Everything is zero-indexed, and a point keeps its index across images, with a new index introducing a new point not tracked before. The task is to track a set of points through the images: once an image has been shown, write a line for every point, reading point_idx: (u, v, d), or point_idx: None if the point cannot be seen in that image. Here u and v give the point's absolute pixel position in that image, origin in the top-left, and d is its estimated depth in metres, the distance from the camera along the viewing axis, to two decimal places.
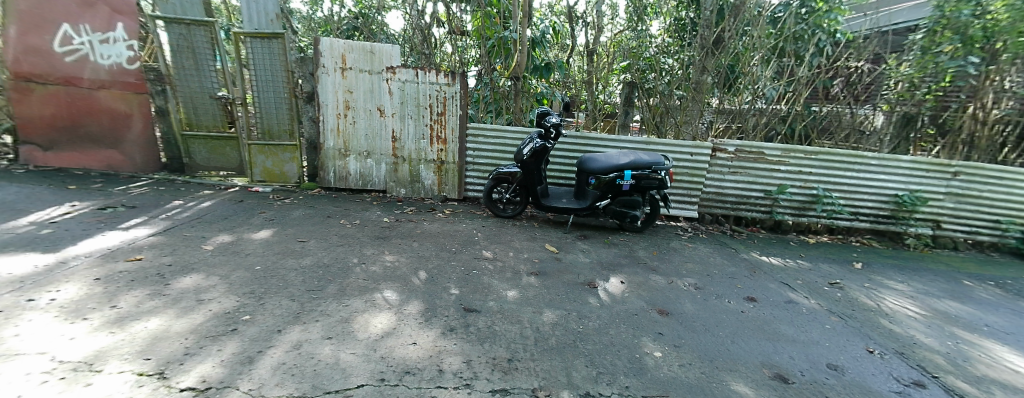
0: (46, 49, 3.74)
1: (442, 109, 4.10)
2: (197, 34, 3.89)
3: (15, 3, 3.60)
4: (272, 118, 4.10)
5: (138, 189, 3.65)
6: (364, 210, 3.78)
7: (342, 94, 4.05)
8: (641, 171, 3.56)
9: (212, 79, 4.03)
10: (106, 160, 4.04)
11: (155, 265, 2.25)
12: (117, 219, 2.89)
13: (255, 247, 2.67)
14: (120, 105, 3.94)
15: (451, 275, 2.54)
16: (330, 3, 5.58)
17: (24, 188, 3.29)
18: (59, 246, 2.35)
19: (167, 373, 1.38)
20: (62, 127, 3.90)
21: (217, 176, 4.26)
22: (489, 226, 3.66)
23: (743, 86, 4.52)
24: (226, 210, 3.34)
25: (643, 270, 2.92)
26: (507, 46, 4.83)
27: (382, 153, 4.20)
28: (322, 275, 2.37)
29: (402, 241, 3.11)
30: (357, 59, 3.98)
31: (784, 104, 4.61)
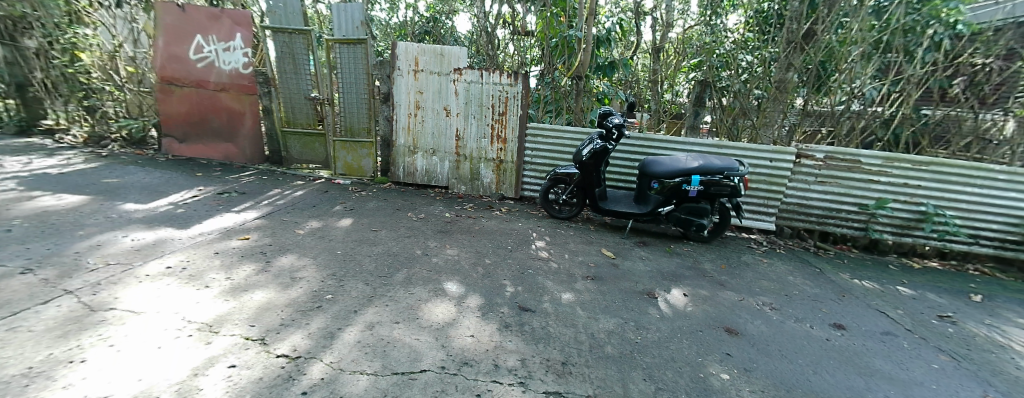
0: (185, 58, 4.49)
1: (504, 109, 4.18)
2: (298, 41, 4.37)
3: (165, 20, 4.43)
4: (353, 117, 4.49)
5: (246, 178, 4.22)
6: (428, 204, 3.99)
7: (414, 95, 4.32)
8: (711, 177, 3.31)
9: (308, 81, 4.50)
10: (224, 152, 4.73)
11: (257, 244, 2.59)
12: (230, 203, 3.37)
13: (336, 234, 2.95)
14: (235, 105, 4.56)
15: (508, 273, 2.59)
16: (404, 9, 5.96)
17: (164, 174, 3.97)
18: (188, 224, 2.81)
19: (267, 340, 1.59)
20: (192, 123, 4.66)
21: (306, 169, 4.77)
22: (545, 227, 3.67)
23: (836, 85, 4.03)
24: (314, 199, 3.73)
25: (708, 283, 2.73)
26: (571, 45, 4.77)
27: (446, 151, 4.40)
28: (390, 264, 2.55)
29: (461, 236, 3.23)
30: (428, 61, 4.21)
31: (888, 106, 4.06)
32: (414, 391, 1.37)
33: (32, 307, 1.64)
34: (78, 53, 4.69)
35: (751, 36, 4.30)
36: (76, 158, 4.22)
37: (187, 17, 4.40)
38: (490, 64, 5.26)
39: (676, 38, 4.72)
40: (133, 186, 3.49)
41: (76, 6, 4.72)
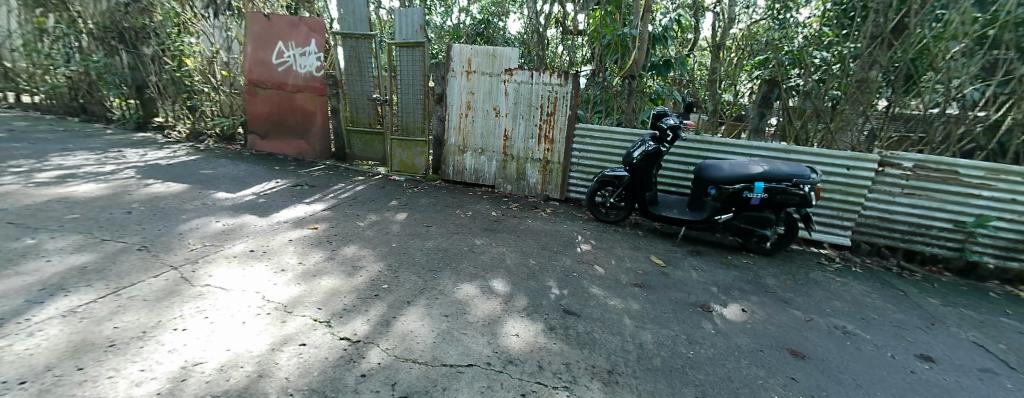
0: (268, 62, 4.97)
1: (553, 109, 4.16)
2: (363, 45, 4.67)
3: (252, 28, 4.91)
4: (409, 117, 4.71)
5: (316, 172, 4.60)
6: (475, 202, 4.09)
7: (466, 96, 4.44)
8: (778, 184, 3.04)
9: (370, 83, 4.78)
10: (297, 149, 5.19)
11: (323, 234, 2.81)
12: (302, 194, 3.69)
13: (393, 227, 3.12)
14: (308, 105, 4.97)
15: (554, 275, 2.58)
16: (458, 12, 6.14)
17: (248, 167, 4.44)
18: (266, 212, 3.12)
19: (332, 323, 1.73)
20: (272, 122, 5.16)
21: (366, 165, 5.09)
22: (592, 230, 3.60)
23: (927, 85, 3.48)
24: (373, 194, 3.98)
25: (771, 300, 2.52)
26: (625, 43, 4.61)
27: (495, 151, 4.47)
28: (439, 259, 2.64)
29: (508, 235, 3.26)
30: (480, 62, 4.31)
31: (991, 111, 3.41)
32: (462, 384, 1.41)
33: (146, 279, 1.91)
34: (185, 59, 5.32)
35: (827, 31, 3.84)
36: (179, 151, 4.84)
37: (270, 25, 4.86)
38: (538, 64, 5.26)
39: (738, 35, 4.43)
40: (222, 177, 3.93)
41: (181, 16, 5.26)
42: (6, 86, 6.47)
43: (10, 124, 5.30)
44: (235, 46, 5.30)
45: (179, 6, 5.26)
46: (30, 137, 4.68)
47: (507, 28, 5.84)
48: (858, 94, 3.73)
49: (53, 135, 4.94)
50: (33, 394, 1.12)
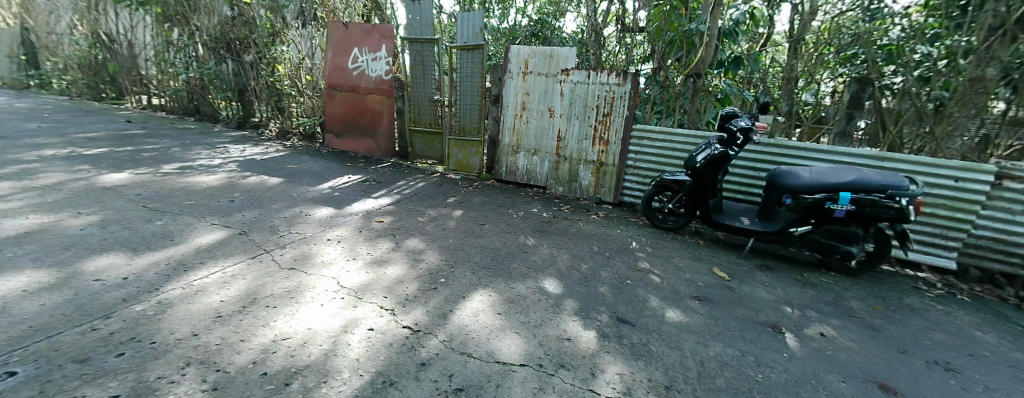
0: (344, 67, 5.40)
1: (609, 110, 4.06)
2: (427, 49, 4.91)
3: (333, 36, 5.39)
4: (466, 117, 4.86)
5: (381, 169, 4.93)
6: (527, 203, 4.11)
7: (521, 96, 4.48)
8: (867, 196, 2.67)
9: (432, 85, 5.01)
10: (365, 147, 5.59)
11: (387, 226, 2.99)
12: (370, 189, 3.96)
13: (450, 223, 3.24)
14: (376, 106, 5.34)
15: (607, 281, 2.52)
16: (515, 14, 6.21)
17: (323, 163, 4.87)
18: (339, 205, 3.39)
19: (396, 311, 1.84)
20: (344, 122, 5.61)
21: (425, 164, 5.34)
22: (648, 236, 3.46)
23: None
24: (431, 191, 4.16)
25: (855, 325, 2.25)
26: (691, 39, 4.32)
27: (548, 151, 4.45)
28: (493, 257, 2.69)
29: (560, 237, 3.24)
30: (537, 63, 4.32)
31: None
32: (515, 383, 1.43)
33: (245, 260, 2.18)
34: (278, 65, 5.86)
35: (932, 21, 3.31)
36: (270, 148, 5.45)
37: (347, 33, 5.29)
38: (594, 63, 5.17)
39: (821, 27, 3.94)
40: (303, 172, 4.34)
41: (277, 27, 5.78)
42: (140, 90, 7.67)
43: (143, 123, 6.28)
44: (317, 53, 5.82)
45: (273, 17, 5.74)
46: (158, 134, 5.51)
47: (563, 28, 5.81)
48: (966, 94, 3.14)
49: (174, 133, 5.79)
50: (161, 353, 1.34)
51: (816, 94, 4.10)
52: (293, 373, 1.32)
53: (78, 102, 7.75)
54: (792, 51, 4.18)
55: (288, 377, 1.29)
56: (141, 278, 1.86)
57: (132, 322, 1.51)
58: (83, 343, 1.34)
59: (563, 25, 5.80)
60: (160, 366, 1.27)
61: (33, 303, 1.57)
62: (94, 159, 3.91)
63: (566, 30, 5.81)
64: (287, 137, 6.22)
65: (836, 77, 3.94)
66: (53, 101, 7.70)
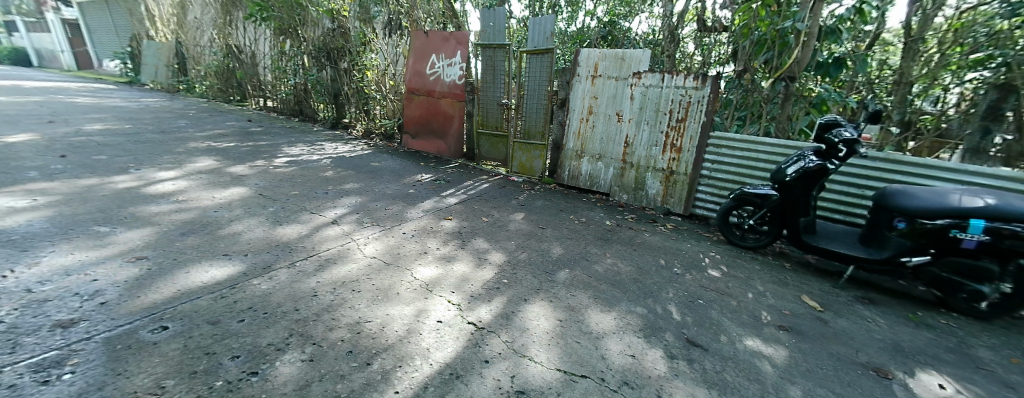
0: (422, 73, 5.77)
1: (684, 115, 3.83)
2: (499, 54, 5.06)
3: (414, 43, 5.79)
4: (532, 121, 4.90)
5: (449, 169, 5.16)
6: (590, 209, 4.02)
7: (589, 100, 4.41)
8: (1009, 225, 2.19)
9: (501, 89, 5.14)
10: (437, 148, 5.91)
11: (455, 225, 3.13)
12: (439, 188, 4.17)
13: (513, 225, 3.30)
14: (448, 109, 5.62)
15: (676, 298, 2.37)
16: (583, 16, 6.10)
17: (399, 161, 5.24)
18: (413, 202, 3.62)
19: (462, 306, 1.93)
20: (420, 124, 5.99)
21: (489, 165, 5.49)
22: (722, 254, 3.19)
23: None
24: (495, 193, 4.27)
25: (991, 382, 1.86)
26: (786, 39, 3.83)
27: (614, 157, 4.32)
28: (554, 262, 2.67)
29: (625, 247, 3.11)
30: (608, 66, 4.22)
31: None
32: (576, 394, 1.41)
33: (337, 246, 2.44)
34: (367, 72, 6.43)
35: None
36: (356, 146, 6.00)
37: (427, 40, 5.65)
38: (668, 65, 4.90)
39: (947, 24, 3.30)
40: (383, 169, 4.72)
41: (370, 37, 6.31)
42: (257, 94, 8.91)
43: (259, 122, 7.29)
44: (400, 60, 6.28)
45: (366, 27, 6.29)
46: (270, 132, 6.37)
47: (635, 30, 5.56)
48: None
49: (281, 131, 6.64)
50: (272, 322, 1.58)
51: (938, 101, 3.48)
52: (373, 354, 1.48)
53: (213, 104, 9.25)
54: (905, 51, 3.56)
55: (368, 356, 1.45)
56: (257, 255, 2.18)
57: (250, 293, 1.78)
58: (214, 307, 1.63)
59: (633, 25, 5.61)
60: (271, 333, 1.51)
61: (182, 270, 1.93)
62: (223, 152, 4.62)
63: (641, 33, 5.57)
64: (370, 137, 6.81)
65: (964, 82, 3.29)
66: (195, 103, 9.27)
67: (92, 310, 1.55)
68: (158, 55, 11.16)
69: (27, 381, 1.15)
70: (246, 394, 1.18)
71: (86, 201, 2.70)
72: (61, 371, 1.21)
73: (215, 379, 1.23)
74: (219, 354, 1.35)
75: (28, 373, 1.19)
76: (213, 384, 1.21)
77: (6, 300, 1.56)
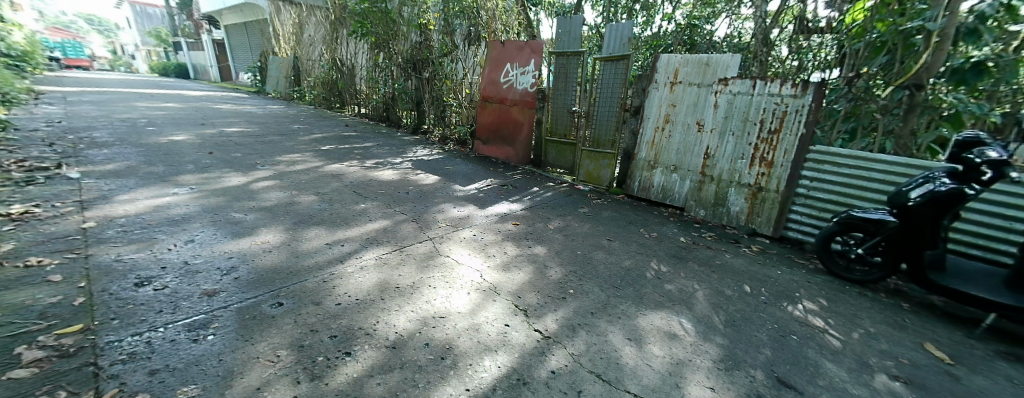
0: (497, 81, 5.96)
1: (778, 126, 3.44)
2: (572, 61, 5.04)
3: (492, 54, 6.02)
4: (602, 129, 4.79)
5: (517, 175, 5.24)
6: (661, 223, 3.78)
7: (666, 108, 4.19)
8: None
9: (572, 97, 5.12)
10: (505, 154, 6.05)
11: (521, 231, 3.16)
12: (508, 194, 4.26)
13: (579, 235, 3.23)
14: (519, 117, 5.72)
15: (761, 330, 2.12)
16: (660, 20, 5.84)
17: (470, 166, 5.47)
18: (483, 206, 3.74)
19: (528, 312, 1.95)
20: (491, 130, 6.19)
21: (555, 172, 5.48)
22: (821, 285, 2.79)
23: None
24: (561, 201, 4.23)
25: None
26: (914, 41, 3.17)
27: (691, 170, 4.04)
28: (622, 276, 2.55)
29: (701, 267, 2.87)
30: (689, 72, 3.97)
31: None
32: None
33: (415, 243, 2.61)
34: (447, 81, 6.84)
35: None
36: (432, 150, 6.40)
37: (503, 50, 5.83)
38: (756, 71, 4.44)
39: None
40: (456, 173, 4.96)
41: (450, 48, 6.66)
42: (353, 102, 9.99)
43: (353, 127, 8.15)
44: (476, 69, 6.55)
45: (448, 39, 6.67)
46: (362, 135, 7.08)
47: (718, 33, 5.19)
48: None
49: (370, 135, 7.34)
50: (362, 307, 1.78)
51: None
52: (446, 349, 1.57)
53: (318, 111, 10.55)
54: None
55: (442, 351, 1.56)
56: (350, 246, 2.43)
57: (345, 279, 2.00)
58: (316, 290, 1.87)
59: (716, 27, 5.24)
60: (363, 317, 1.70)
61: (290, 255, 2.22)
62: (325, 153, 5.25)
63: (726, 37, 5.15)
64: (446, 142, 7.21)
65: None
66: (305, 109, 10.66)
67: (228, 282, 1.86)
68: (279, 68, 13.06)
69: (184, 337, 1.45)
70: (342, 372, 1.36)
71: (223, 191, 3.24)
72: (206, 332, 1.49)
73: (318, 354, 1.44)
74: (320, 332, 1.56)
75: (184, 331, 1.49)
76: (316, 358, 1.41)
77: (171, 268, 1.95)
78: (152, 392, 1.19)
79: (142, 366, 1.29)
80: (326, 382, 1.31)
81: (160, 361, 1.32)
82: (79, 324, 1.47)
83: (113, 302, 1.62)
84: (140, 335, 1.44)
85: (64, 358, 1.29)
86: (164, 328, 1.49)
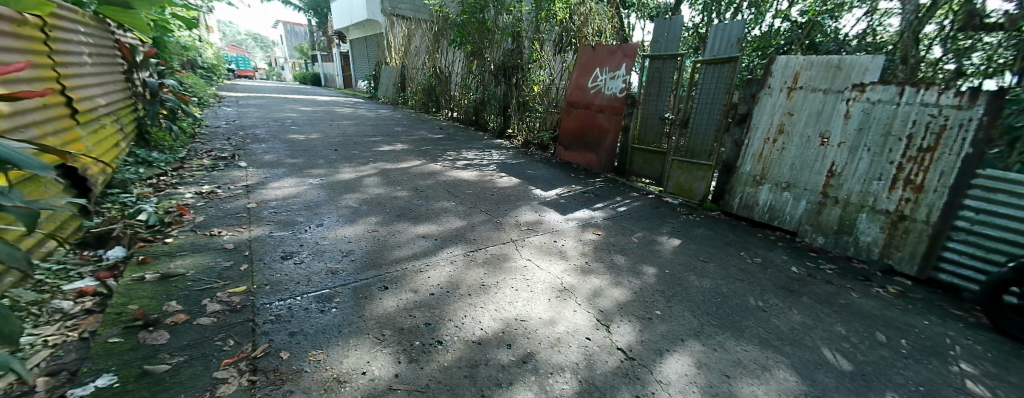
0: (584, 86, 5.88)
1: (933, 143, 2.78)
2: (669, 65, 4.74)
3: (581, 59, 5.96)
4: (699, 138, 4.40)
5: (600, 183, 5.09)
6: (767, 247, 3.32)
7: (780, 117, 3.68)
8: None
9: (666, 103, 4.81)
10: (587, 161, 5.91)
11: (604, 241, 3.04)
12: (590, 202, 4.16)
13: (668, 252, 2.99)
14: (605, 123, 5.54)
15: (902, 392, 1.72)
16: (772, 18, 5.28)
17: (552, 171, 5.46)
18: (565, 212, 3.69)
19: (610, 328, 1.86)
20: (575, 136, 6.10)
21: (641, 182, 5.20)
22: (995, 347, 2.17)
23: None
24: (648, 213, 3.98)
25: None
26: None
27: (809, 188, 3.48)
28: (718, 302, 2.28)
29: (818, 304, 2.44)
30: (813, 76, 3.44)
31: None
32: None
33: (499, 244, 2.68)
34: (534, 86, 6.94)
35: None
36: (516, 154, 6.54)
37: (594, 54, 5.73)
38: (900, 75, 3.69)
39: None
40: (538, 178, 5.00)
41: (539, 54, 6.77)
42: (448, 107, 10.74)
43: (446, 129, 8.73)
44: (564, 75, 6.54)
45: (537, 46, 6.78)
46: (453, 138, 7.55)
47: (846, 29, 4.51)
48: None
49: (461, 138, 7.79)
50: (452, 299, 1.90)
51: None
52: (527, 354, 1.59)
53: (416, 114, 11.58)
54: None
55: (525, 355, 1.58)
56: (441, 241, 2.59)
57: (438, 271, 2.16)
58: (414, 279, 2.04)
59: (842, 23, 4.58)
60: (454, 309, 1.82)
61: (390, 245, 2.44)
62: (422, 153, 5.72)
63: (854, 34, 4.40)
64: (529, 147, 7.31)
65: None
66: (406, 113, 11.76)
67: (347, 263, 2.13)
68: (389, 76, 14.65)
69: (313, 307, 1.70)
70: (435, 359, 1.47)
71: (339, 183, 3.71)
72: (331, 305, 1.73)
73: (416, 339, 1.57)
74: (417, 318, 1.70)
75: (315, 301, 1.74)
76: (414, 343, 1.54)
77: (305, 246, 2.30)
78: (290, 351, 1.43)
79: (285, 327, 1.55)
80: (422, 366, 1.43)
81: (297, 325, 1.57)
82: (243, 286, 1.82)
83: (266, 270, 1.98)
84: (285, 301, 1.72)
85: (233, 313, 1.61)
86: (299, 298, 1.76)
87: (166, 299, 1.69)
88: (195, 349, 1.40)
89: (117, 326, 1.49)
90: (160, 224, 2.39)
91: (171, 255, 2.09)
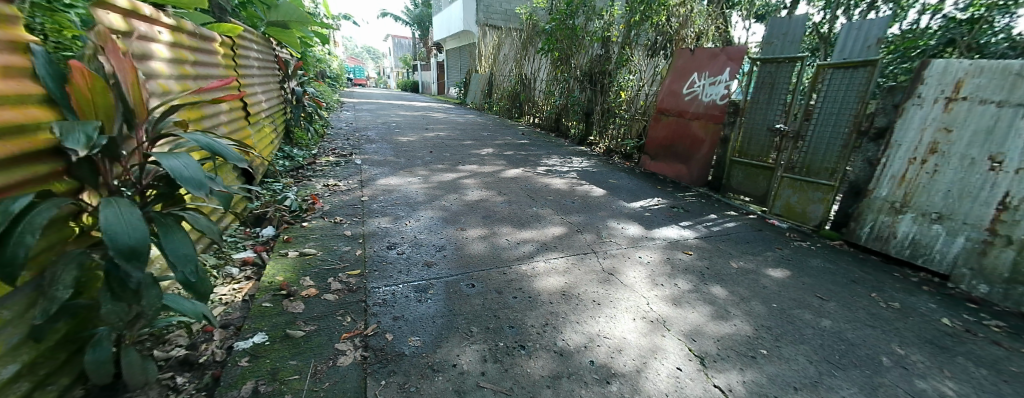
0: (678, 93, 5.51)
1: None
2: (785, 69, 4.20)
3: (677, 63, 5.61)
4: (818, 154, 3.82)
5: (690, 198, 4.72)
6: (907, 290, 2.76)
7: (933, 132, 3.01)
8: None
9: (777, 112, 4.27)
10: (676, 173, 5.52)
11: (696, 264, 2.81)
12: (678, 218, 3.89)
13: (773, 283, 2.64)
14: (701, 132, 5.14)
15: None
16: (923, 14, 4.40)
17: (636, 182, 5.22)
18: (651, 227, 3.49)
19: (705, 363, 1.70)
20: (664, 145, 5.75)
21: (739, 199, 4.70)
22: None
23: None
24: (748, 236, 3.59)
25: None
26: None
27: (970, 223, 2.78)
28: (838, 349, 1.96)
29: (981, 369, 1.94)
30: (984, 85, 2.78)
31: None
32: None
33: (583, 255, 2.64)
34: (622, 92, 6.71)
35: None
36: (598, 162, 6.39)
37: (693, 58, 5.35)
38: None
39: None
40: (621, 188, 4.82)
41: (629, 58, 6.52)
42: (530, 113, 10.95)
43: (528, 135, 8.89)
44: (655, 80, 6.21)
45: (628, 50, 6.54)
46: (535, 144, 7.66)
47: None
48: None
49: (542, 143, 7.87)
50: (536, 305, 1.92)
51: None
52: (612, 373, 1.54)
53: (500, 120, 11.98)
54: None
55: (609, 375, 1.52)
56: (525, 246, 2.64)
57: (520, 275, 2.21)
58: (497, 281, 2.10)
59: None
60: (536, 314, 1.84)
61: (477, 244, 2.56)
62: (506, 158, 5.91)
63: None
64: (611, 155, 7.08)
65: None
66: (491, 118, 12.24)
67: (441, 259, 2.28)
68: (478, 83, 15.43)
69: (412, 296, 1.86)
70: (519, 363, 1.50)
71: (431, 183, 4.01)
72: (427, 295, 1.88)
73: (501, 340, 1.62)
74: (501, 320, 1.76)
75: (413, 291, 1.90)
76: (499, 343, 1.60)
77: (406, 239, 2.52)
78: (393, 333, 1.58)
79: (389, 311, 1.72)
80: (507, 368, 1.47)
81: (398, 311, 1.73)
82: (358, 269, 2.06)
83: (376, 258, 2.21)
84: (390, 287, 1.91)
85: (350, 293, 1.84)
86: (400, 285, 1.94)
87: (302, 274, 1.98)
88: (322, 321, 1.62)
89: (269, 293, 1.79)
90: (299, 210, 2.84)
91: (306, 236, 2.46)
